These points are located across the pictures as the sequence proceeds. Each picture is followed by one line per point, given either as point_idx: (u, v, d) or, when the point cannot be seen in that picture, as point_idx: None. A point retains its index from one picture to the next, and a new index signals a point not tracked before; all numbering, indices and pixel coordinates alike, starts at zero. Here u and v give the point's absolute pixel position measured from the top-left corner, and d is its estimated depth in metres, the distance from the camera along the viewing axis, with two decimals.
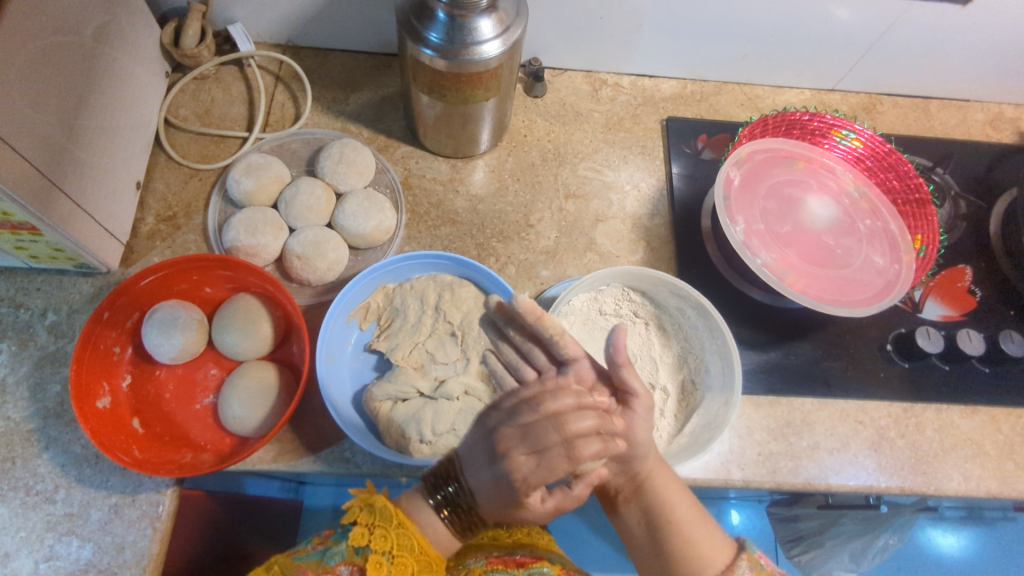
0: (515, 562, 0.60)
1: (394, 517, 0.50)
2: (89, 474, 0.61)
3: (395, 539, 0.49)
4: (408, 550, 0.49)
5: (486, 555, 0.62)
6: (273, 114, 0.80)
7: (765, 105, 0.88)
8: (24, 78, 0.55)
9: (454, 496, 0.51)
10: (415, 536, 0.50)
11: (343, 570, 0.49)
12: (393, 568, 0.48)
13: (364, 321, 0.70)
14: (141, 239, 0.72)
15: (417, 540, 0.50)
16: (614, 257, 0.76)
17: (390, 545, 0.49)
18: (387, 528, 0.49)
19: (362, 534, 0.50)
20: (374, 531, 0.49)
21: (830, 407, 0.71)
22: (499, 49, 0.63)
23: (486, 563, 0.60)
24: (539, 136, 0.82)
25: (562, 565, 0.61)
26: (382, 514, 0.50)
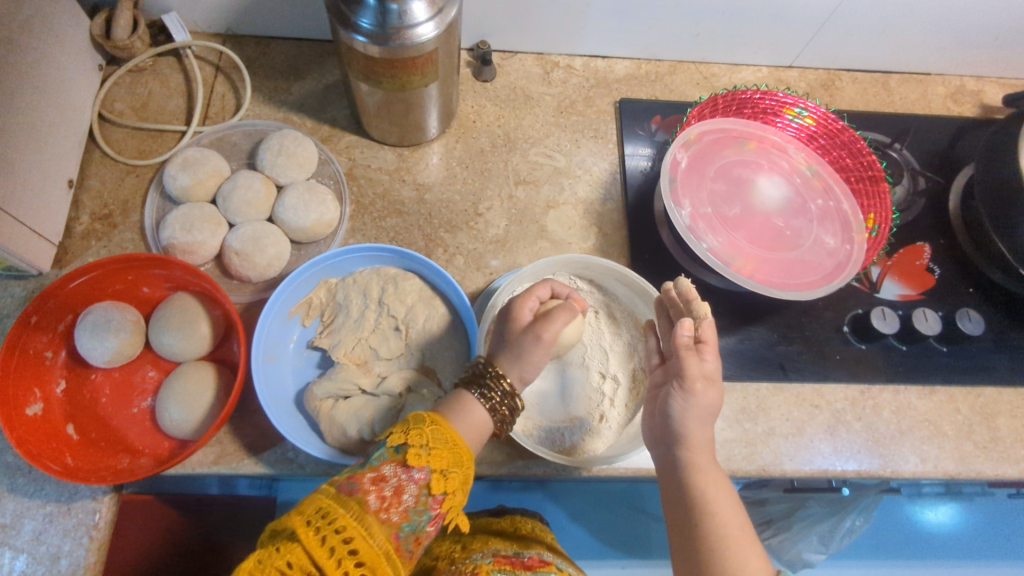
0: (525, 564, 0.59)
1: (448, 438, 0.46)
2: (22, 483, 0.60)
3: (449, 458, 0.45)
4: (443, 443, 0.45)
5: (495, 553, 0.60)
6: (212, 106, 0.78)
7: (721, 85, 0.86)
8: None
9: (492, 380, 0.51)
10: (465, 452, 0.46)
11: (386, 470, 0.43)
12: (432, 458, 0.44)
13: (306, 318, 0.68)
14: (75, 239, 0.70)
15: (464, 453, 0.46)
16: (566, 244, 0.75)
17: (427, 439, 0.45)
18: (440, 448, 0.45)
19: (419, 457, 0.44)
20: (433, 452, 0.44)
21: (785, 392, 0.71)
22: (434, 31, 0.60)
23: (493, 562, 0.59)
24: (488, 121, 0.80)
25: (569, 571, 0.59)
26: (436, 436, 0.45)
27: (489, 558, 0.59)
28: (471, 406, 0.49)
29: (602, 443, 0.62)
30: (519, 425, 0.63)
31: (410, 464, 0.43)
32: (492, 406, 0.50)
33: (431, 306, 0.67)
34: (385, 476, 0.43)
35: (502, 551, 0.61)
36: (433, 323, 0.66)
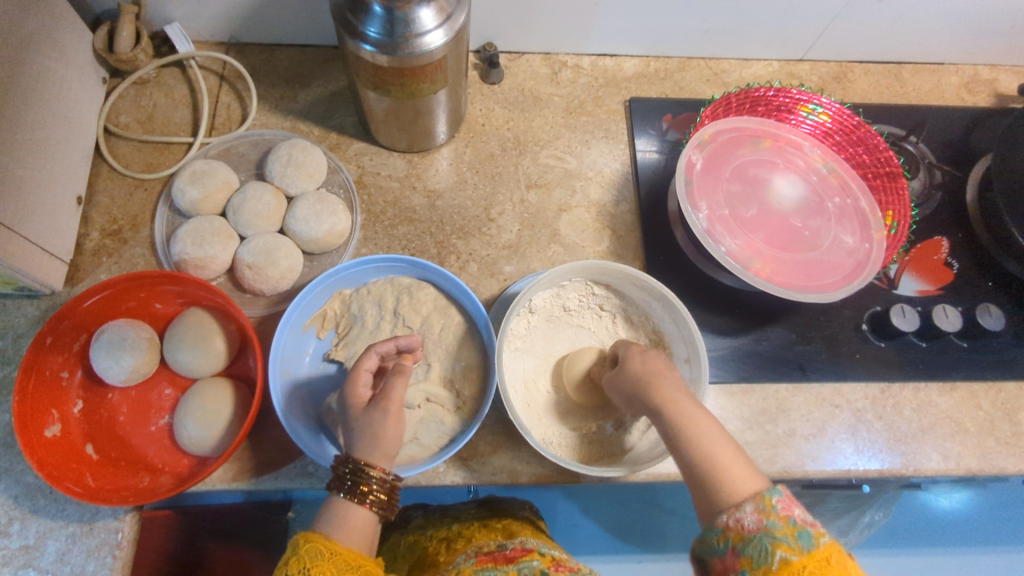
0: (505, 558, 0.59)
1: (324, 549, 0.46)
2: (43, 505, 0.60)
3: (331, 568, 0.45)
4: (321, 558, 0.46)
5: (477, 553, 0.61)
6: (219, 116, 0.77)
7: (731, 80, 0.85)
8: None
9: (358, 476, 0.51)
10: (348, 556, 0.46)
11: None
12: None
13: (321, 329, 0.67)
14: (86, 256, 0.69)
15: (346, 556, 0.46)
16: (579, 247, 0.74)
17: (302, 564, 0.45)
18: (318, 564, 0.45)
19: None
20: (310, 570, 0.45)
21: (805, 392, 0.70)
22: (443, 39, 0.60)
23: (476, 562, 0.59)
24: (497, 125, 0.79)
25: (552, 556, 0.59)
26: (310, 555, 0.46)
27: (472, 559, 0.60)
28: (347, 511, 0.50)
29: (620, 449, 0.63)
30: (539, 434, 0.62)
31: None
32: (371, 501, 0.50)
33: (447, 315, 0.66)
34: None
35: (486, 549, 0.62)
36: (450, 332, 0.65)
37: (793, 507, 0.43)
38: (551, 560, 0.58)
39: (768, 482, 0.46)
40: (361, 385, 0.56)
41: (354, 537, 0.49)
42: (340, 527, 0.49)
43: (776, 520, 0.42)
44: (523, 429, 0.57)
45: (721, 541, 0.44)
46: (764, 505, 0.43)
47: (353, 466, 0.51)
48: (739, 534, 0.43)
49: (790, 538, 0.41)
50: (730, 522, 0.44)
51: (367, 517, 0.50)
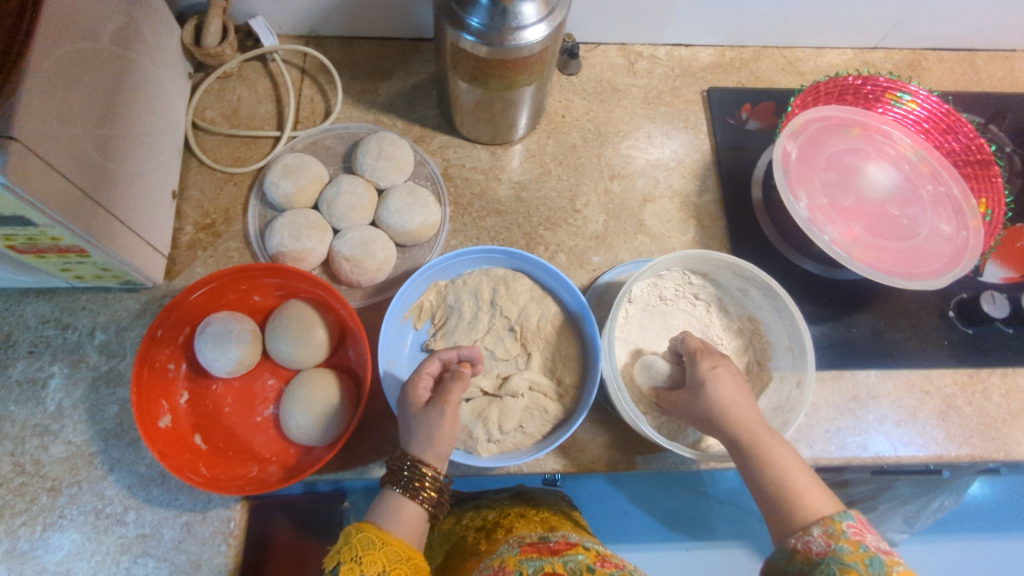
0: (549, 549, 0.58)
1: (376, 539, 0.46)
2: (157, 494, 0.62)
3: (384, 557, 0.45)
4: (372, 546, 0.45)
5: (521, 542, 0.60)
6: (303, 109, 0.77)
7: (807, 69, 0.85)
8: (68, 97, 0.52)
9: (413, 472, 0.51)
10: (400, 546, 0.46)
11: None
12: (364, 567, 0.44)
13: (418, 321, 0.68)
14: (182, 249, 0.70)
15: (398, 547, 0.46)
16: (665, 237, 0.74)
17: (354, 551, 0.45)
18: (372, 553, 0.45)
19: (352, 569, 0.44)
20: (364, 558, 0.44)
21: (894, 379, 0.71)
22: (545, 33, 0.60)
23: (520, 552, 0.58)
24: (577, 116, 0.79)
25: (598, 550, 0.57)
26: (363, 543, 0.46)
27: (515, 548, 0.59)
28: (402, 507, 0.49)
29: (721, 436, 0.63)
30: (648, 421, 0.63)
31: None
32: (424, 499, 0.50)
33: (544, 305, 0.67)
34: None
35: (528, 539, 0.60)
36: (548, 322, 0.66)
37: (865, 532, 0.45)
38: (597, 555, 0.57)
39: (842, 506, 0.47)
40: (419, 386, 0.56)
41: (408, 532, 0.49)
42: (396, 519, 0.49)
43: (846, 544, 0.44)
44: (633, 417, 0.59)
45: (791, 562, 0.46)
46: (833, 530, 0.45)
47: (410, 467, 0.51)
48: (808, 558, 0.45)
49: (862, 563, 0.42)
50: (798, 545, 0.46)
51: (418, 516, 0.50)
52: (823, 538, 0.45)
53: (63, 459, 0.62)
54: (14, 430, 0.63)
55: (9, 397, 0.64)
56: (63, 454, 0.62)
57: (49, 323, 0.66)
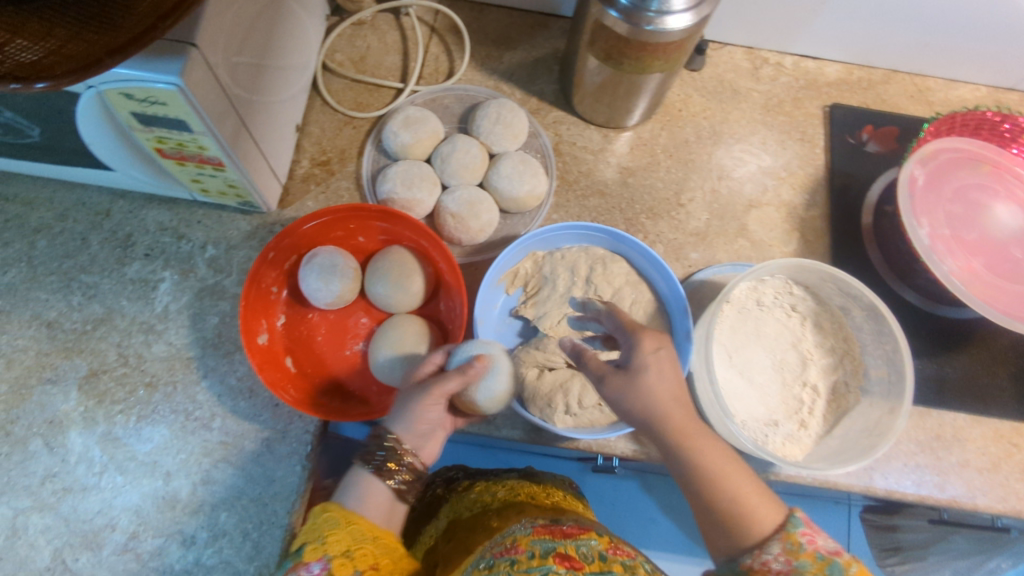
0: (562, 532, 0.55)
1: (342, 518, 0.49)
2: (243, 407, 0.64)
3: (349, 536, 0.48)
4: (336, 526, 0.48)
5: (532, 523, 0.57)
6: (427, 66, 0.79)
7: (936, 100, 0.82)
8: (246, 17, 0.54)
9: (389, 453, 0.54)
10: (364, 525, 0.49)
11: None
12: (329, 546, 0.46)
13: (511, 286, 0.70)
14: (296, 181, 0.73)
15: (364, 526, 0.49)
16: (766, 245, 0.74)
17: (317, 532, 0.48)
18: (335, 532, 0.48)
19: (316, 550, 0.47)
20: (328, 536, 0.47)
21: (983, 425, 0.68)
22: (690, 21, 0.59)
23: (531, 532, 0.55)
24: (694, 112, 0.78)
25: (610, 539, 0.55)
26: (328, 523, 0.48)
27: (526, 528, 0.57)
28: (371, 488, 0.52)
29: (800, 448, 0.63)
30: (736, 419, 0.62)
31: (307, 560, 0.46)
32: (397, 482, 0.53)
33: (639, 291, 0.67)
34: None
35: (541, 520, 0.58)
36: (642, 308, 0.66)
37: (816, 537, 0.47)
38: (610, 543, 0.54)
39: (786, 508, 0.49)
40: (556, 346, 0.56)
41: (376, 512, 0.51)
42: (364, 500, 0.51)
43: (806, 559, 0.45)
44: (727, 415, 0.58)
45: None
46: (792, 545, 0.46)
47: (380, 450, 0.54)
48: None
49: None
50: (755, 565, 0.46)
51: (387, 495, 0.52)
52: (783, 556, 0.46)
53: (163, 358, 0.65)
54: (123, 323, 0.66)
55: (122, 293, 0.68)
56: (163, 354, 0.66)
57: (166, 230, 0.70)
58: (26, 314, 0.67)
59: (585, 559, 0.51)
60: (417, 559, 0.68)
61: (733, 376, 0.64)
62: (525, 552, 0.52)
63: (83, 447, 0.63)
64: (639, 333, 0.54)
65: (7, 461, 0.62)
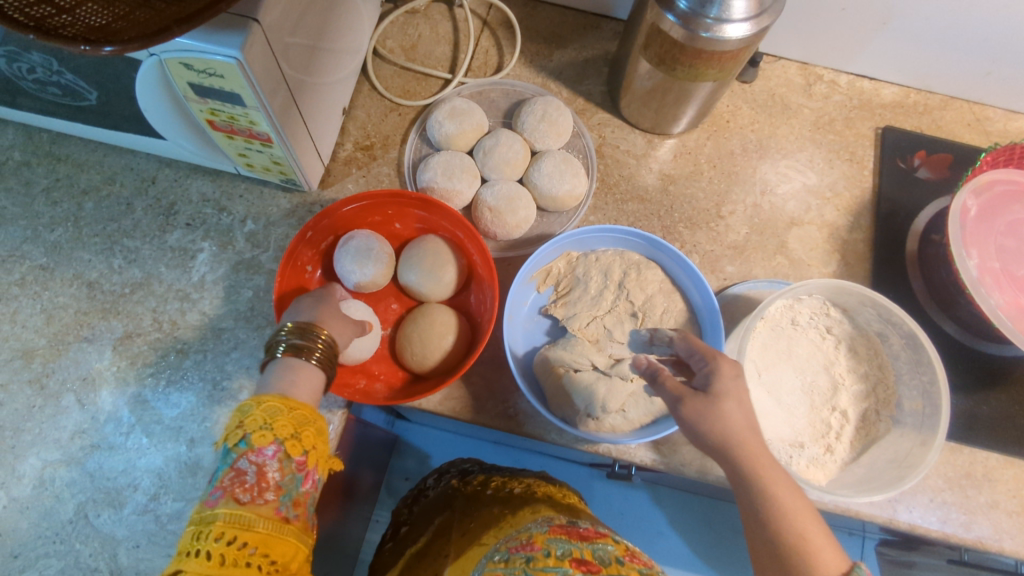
0: (579, 534, 0.54)
1: (282, 404, 0.45)
2: None
3: (294, 420, 0.45)
4: (280, 412, 0.45)
5: (550, 523, 0.57)
6: (476, 59, 0.79)
7: (994, 130, 0.79)
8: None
9: (306, 336, 0.51)
10: (307, 409, 0.46)
11: (242, 464, 0.43)
12: (277, 432, 0.44)
13: (542, 284, 0.69)
14: (338, 163, 0.73)
15: (304, 409, 0.46)
16: (805, 265, 0.72)
17: (261, 419, 0.44)
18: (280, 417, 0.45)
19: (263, 436, 0.44)
20: (274, 424, 0.44)
21: (1016, 467, 0.66)
22: (748, 31, 0.58)
23: (548, 532, 0.55)
24: (742, 124, 0.77)
25: (628, 545, 0.53)
26: (268, 411, 0.45)
27: (543, 527, 0.56)
28: (299, 368, 0.49)
29: (823, 473, 0.61)
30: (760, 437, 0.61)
31: (257, 446, 0.44)
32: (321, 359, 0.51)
33: (672, 300, 0.66)
34: (244, 469, 0.43)
35: (557, 520, 0.58)
36: (673, 317, 0.65)
37: None
38: (627, 549, 0.53)
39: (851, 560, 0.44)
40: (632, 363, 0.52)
41: (306, 391, 0.48)
42: (292, 382, 0.48)
43: None
44: None
45: None
46: None
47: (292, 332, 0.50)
48: None
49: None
50: None
51: (319, 376, 0.50)
52: None
53: (196, 326, 0.66)
54: (160, 289, 0.68)
55: (161, 259, 0.69)
56: (196, 322, 0.67)
57: (208, 202, 0.71)
58: (69, 273, 0.68)
59: (599, 560, 0.49)
60: (432, 552, 0.67)
61: (761, 395, 0.63)
62: (541, 549, 0.51)
63: (113, 407, 0.64)
64: (717, 360, 0.49)
65: (40, 414, 0.64)
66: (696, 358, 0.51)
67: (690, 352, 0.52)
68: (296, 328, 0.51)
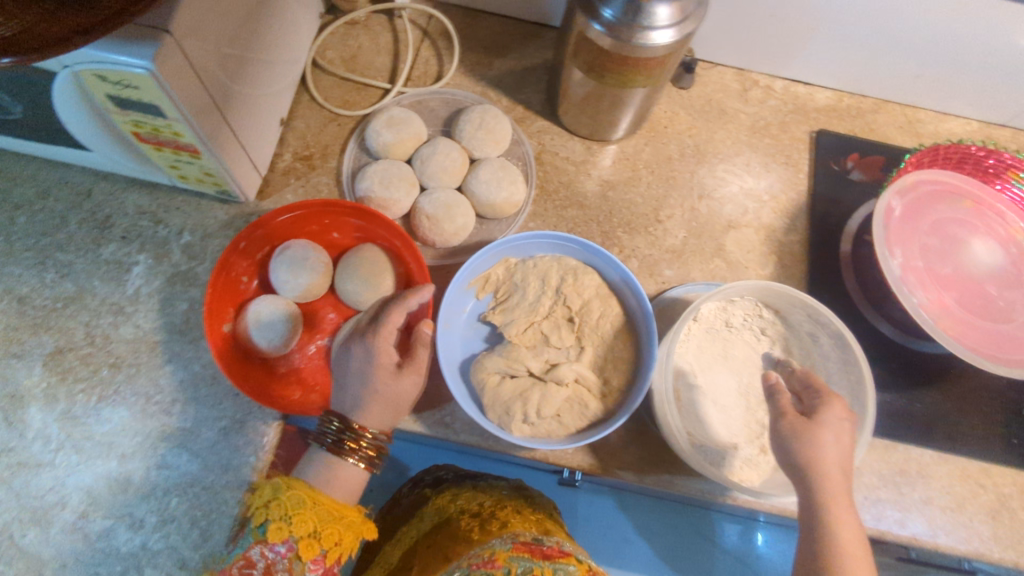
0: None
1: (306, 499, 0.51)
2: (204, 394, 0.65)
3: (314, 517, 0.51)
4: (300, 505, 0.51)
5: (515, 539, 0.58)
6: (417, 70, 0.80)
7: (925, 132, 0.81)
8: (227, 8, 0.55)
9: (348, 434, 0.56)
10: (328, 505, 0.52)
11: (256, 551, 0.50)
12: (293, 527, 0.50)
13: (481, 291, 0.69)
14: (277, 174, 0.73)
15: (327, 506, 0.52)
16: (742, 267, 0.73)
17: (283, 510, 0.50)
18: (302, 513, 0.51)
19: (280, 530, 0.50)
20: (292, 516, 0.50)
21: (949, 463, 0.67)
22: (672, 38, 0.59)
23: None
24: (679, 129, 0.79)
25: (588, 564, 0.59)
26: (291, 502, 0.51)
27: (507, 543, 0.57)
28: (339, 466, 0.55)
29: (756, 474, 0.62)
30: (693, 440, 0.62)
31: (272, 539, 0.50)
32: (359, 459, 0.56)
33: (608, 304, 0.66)
34: (257, 559, 0.50)
35: (522, 538, 0.61)
36: (609, 321, 0.66)
37: None
38: None
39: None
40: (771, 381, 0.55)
41: (341, 491, 0.55)
42: (330, 479, 0.55)
43: None
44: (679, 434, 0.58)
45: None
46: None
47: (340, 430, 0.56)
48: None
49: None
50: None
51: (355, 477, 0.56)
52: None
53: (129, 341, 0.65)
54: (93, 304, 0.67)
55: (95, 273, 0.68)
56: (129, 337, 0.66)
57: (144, 214, 0.70)
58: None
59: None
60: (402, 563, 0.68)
61: (694, 399, 0.64)
62: None
63: (42, 424, 0.63)
64: (831, 399, 0.51)
65: None
66: (810, 392, 0.53)
67: (806, 385, 0.54)
68: (345, 426, 0.57)
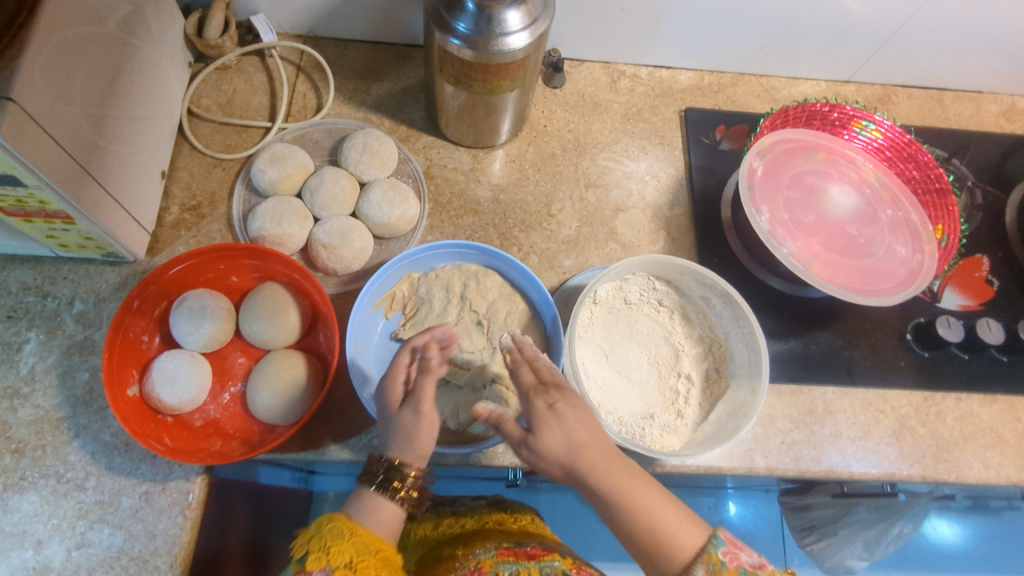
0: (525, 553, 0.57)
1: (344, 530, 0.48)
2: (119, 462, 0.63)
3: (351, 548, 0.47)
4: (341, 538, 0.47)
5: (497, 547, 0.59)
6: (295, 104, 0.80)
7: (781, 97, 0.88)
8: (76, 70, 0.55)
9: (393, 473, 0.51)
10: (366, 537, 0.48)
11: None
12: (331, 557, 0.46)
13: (389, 310, 0.70)
14: (166, 228, 0.72)
15: (364, 538, 0.48)
16: (635, 246, 0.77)
17: (322, 542, 0.47)
18: (339, 543, 0.47)
19: (319, 559, 0.46)
20: (331, 547, 0.47)
21: (851, 396, 0.72)
22: (527, 40, 0.62)
23: (496, 555, 0.57)
24: (559, 126, 0.82)
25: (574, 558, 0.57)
26: (332, 534, 0.47)
27: (491, 551, 0.58)
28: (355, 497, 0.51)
29: (676, 438, 0.64)
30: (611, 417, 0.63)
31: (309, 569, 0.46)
32: (401, 498, 0.51)
33: (512, 302, 0.69)
34: None
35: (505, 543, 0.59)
36: (515, 318, 0.68)
37: (738, 554, 0.46)
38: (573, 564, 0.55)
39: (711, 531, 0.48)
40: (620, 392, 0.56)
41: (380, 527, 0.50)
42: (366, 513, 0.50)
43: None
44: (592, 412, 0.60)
45: None
46: (712, 564, 0.45)
47: (390, 466, 0.51)
48: None
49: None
50: None
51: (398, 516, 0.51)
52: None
53: (29, 422, 0.63)
54: None
55: None
56: (29, 418, 0.63)
57: (29, 290, 0.68)
58: None
59: None
60: None
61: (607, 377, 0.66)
62: None
63: None
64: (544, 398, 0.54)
65: None
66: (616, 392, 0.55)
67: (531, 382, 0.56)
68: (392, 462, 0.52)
